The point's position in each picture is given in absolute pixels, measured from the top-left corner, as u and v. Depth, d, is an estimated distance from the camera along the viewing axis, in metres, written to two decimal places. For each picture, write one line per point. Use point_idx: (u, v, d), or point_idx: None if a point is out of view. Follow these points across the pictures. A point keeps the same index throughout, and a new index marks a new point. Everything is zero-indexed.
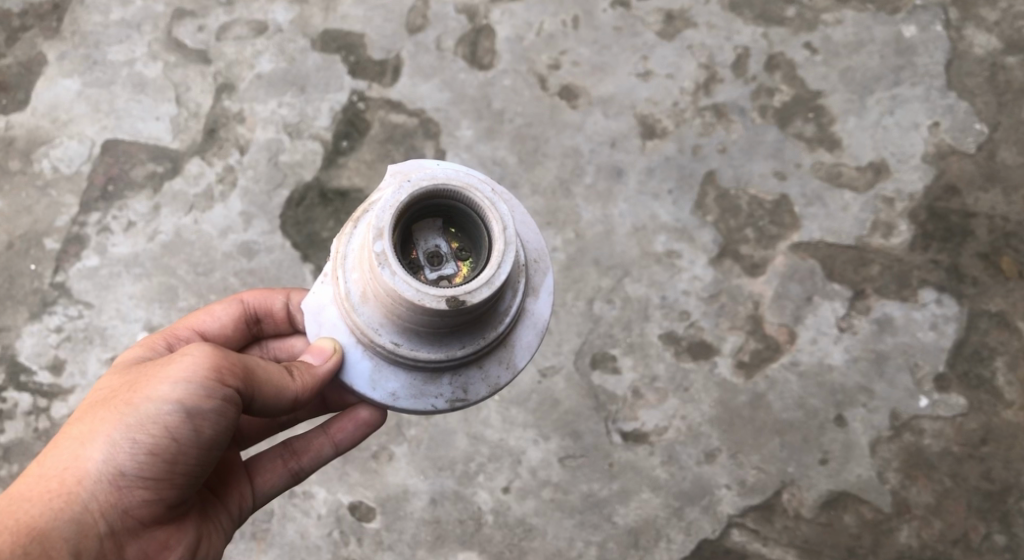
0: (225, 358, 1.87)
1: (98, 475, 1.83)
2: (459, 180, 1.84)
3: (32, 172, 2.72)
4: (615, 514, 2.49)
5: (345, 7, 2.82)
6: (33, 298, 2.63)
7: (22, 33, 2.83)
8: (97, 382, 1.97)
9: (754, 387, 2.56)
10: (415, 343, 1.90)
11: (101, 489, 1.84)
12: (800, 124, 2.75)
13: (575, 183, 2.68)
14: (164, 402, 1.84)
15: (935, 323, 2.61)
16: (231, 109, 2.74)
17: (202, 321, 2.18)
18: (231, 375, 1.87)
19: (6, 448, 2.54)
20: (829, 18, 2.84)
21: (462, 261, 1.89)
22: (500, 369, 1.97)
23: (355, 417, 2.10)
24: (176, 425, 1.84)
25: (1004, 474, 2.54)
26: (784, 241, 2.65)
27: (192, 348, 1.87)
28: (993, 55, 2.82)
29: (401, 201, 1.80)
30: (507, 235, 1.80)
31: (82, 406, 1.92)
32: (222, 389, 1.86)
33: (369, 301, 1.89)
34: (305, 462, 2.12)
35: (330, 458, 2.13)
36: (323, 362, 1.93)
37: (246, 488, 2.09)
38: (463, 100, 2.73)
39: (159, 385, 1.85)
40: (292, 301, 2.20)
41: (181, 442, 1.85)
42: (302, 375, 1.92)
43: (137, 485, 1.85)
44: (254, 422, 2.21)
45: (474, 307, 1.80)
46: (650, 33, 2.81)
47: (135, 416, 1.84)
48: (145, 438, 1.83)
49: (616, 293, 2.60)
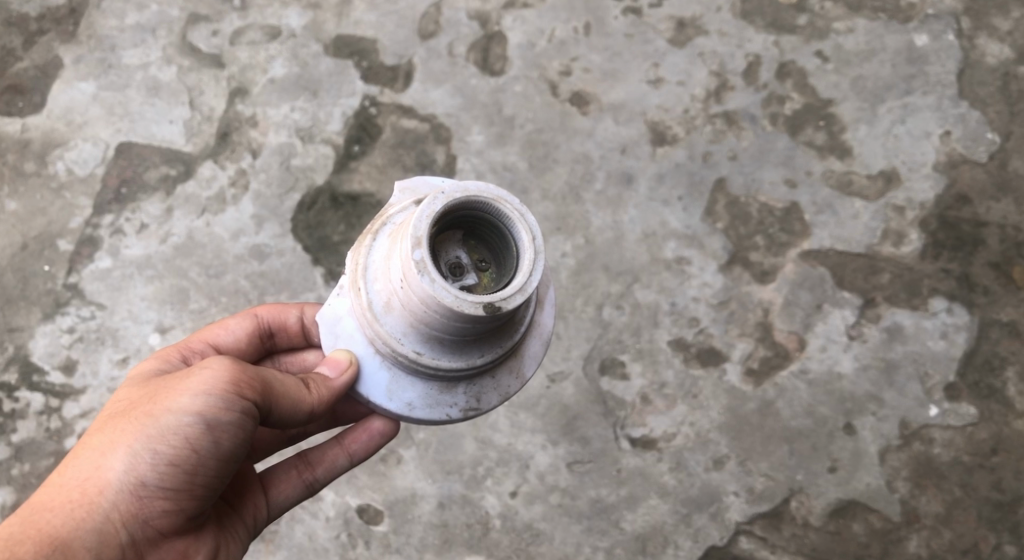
0: (243, 372, 1.89)
1: (119, 486, 1.84)
2: (489, 192, 1.83)
3: (46, 174, 2.74)
4: (622, 520, 2.49)
5: (358, 12, 2.84)
6: (47, 298, 2.65)
7: (39, 36, 2.85)
8: (114, 394, 1.98)
9: (763, 394, 2.56)
10: (437, 352, 1.90)
11: (122, 500, 1.84)
12: (811, 132, 2.75)
13: (585, 189, 2.69)
14: (184, 414, 1.85)
15: (945, 332, 2.61)
16: (244, 113, 2.76)
17: (216, 335, 2.18)
18: (249, 389, 1.88)
19: (18, 447, 2.56)
20: (841, 27, 2.84)
21: (482, 272, 1.90)
22: (509, 378, 2.00)
23: (369, 428, 2.11)
24: (196, 437, 1.85)
25: (1015, 484, 2.54)
26: (794, 248, 2.65)
27: (212, 361, 1.89)
28: (1006, 65, 2.81)
29: (436, 211, 1.80)
30: (536, 245, 1.80)
31: (99, 417, 1.93)
32: (240, 401, 1.87)
33: (392, 311, 1.89)
34: (319, 473, 2.14)
35: (345, 469, 2.15)
36: (338, 376, 1.93)
37: (260, 499, 2.10)
38: (474, 106, 2.75)
39: (178, 397, 1.86)
40: (306, 315, 2.23)
41: (200, 454, 1.86)
42: (318, 388, 1.93)
43: (157, 495, 1.86)
44: (266, 434, 2.23)
45: (507, 313, 1.80)
46: (661, 40, 2.82)
47: (155, 427, 1.85)
48: (165, 449, 1.84)
49: (625, 299, 2.61)
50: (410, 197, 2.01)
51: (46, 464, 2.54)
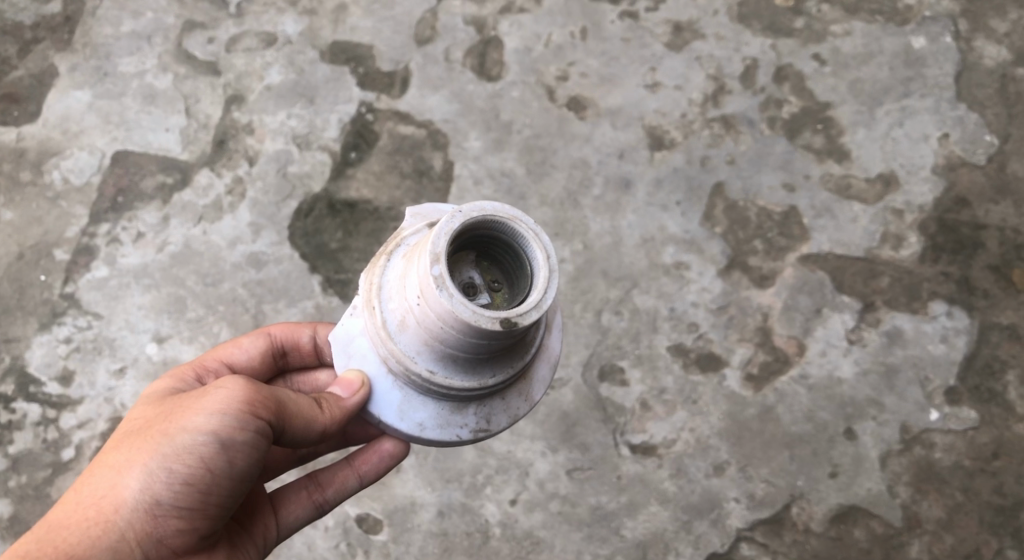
0: (259, 392, 1.88)
1: (134, 505, 1.83)
2: (504, 211, 1.82)
3: (42, 183, 2.73)
4: (623, 527, 2.48)
5: (354, 18, 2.84)
6: (43, 309, 2.63)
7: (34, 44, 2.85)
8: (129, 412, 1.96)
9: (763, 399, 2.55)
10: (450, 371, 1.88)
11: (137, 518, 1.83)
12: (809, 135, 2.74)
13: (583, 194, 2.68)
14: (199, 434, 1.84)
15: (945, 336, 2.60)
16: (240, 120, 2.75)
17: (230, 353, 2.17)
18: (264, 408, 1.87)
19: (15, 458, 2.54)
20: (838, 30, 2.85)
21: (495, 292, 1.89)
22: (519, 400, 1.99)
23: (380, 450, 2.09)
24: (211, 456, 1.84)
25: (1016, 488, 2.52)
26: (793, 253, 2.64)
27: (227, 381, 1.88)
28: (1004, 67, 2.81)
29: (454, 228, 1.79)
30: (551, 264, 1.80)
31: (116, 435, 1.92)
32: (255, 421, 1.86)
33: (406, 329, 1.87)
34: (330, 494, 2.12)
35: (355, 491, 2.13)
36: (350, 397, 1.92)
37: (271, 520, 2.09)
38: (471, 112, 2.74)
39: (193, 416, 1.85)
40: (318, 335, 2.22)
41: (215, 473, 1.85)
42: (330, 408, 1.92)
43: (171, 514, 1.84)
44: (277, 454, 2.21)
45: (523, 330, 1.79)
46: (658, 44, 2.81)
47: (170, 446, 1.84)
48: (180, 468, 1.83)
49: (624, 305, 2.60)
50: (422, 220, 2.00)
51: (42, 476, 2.52)
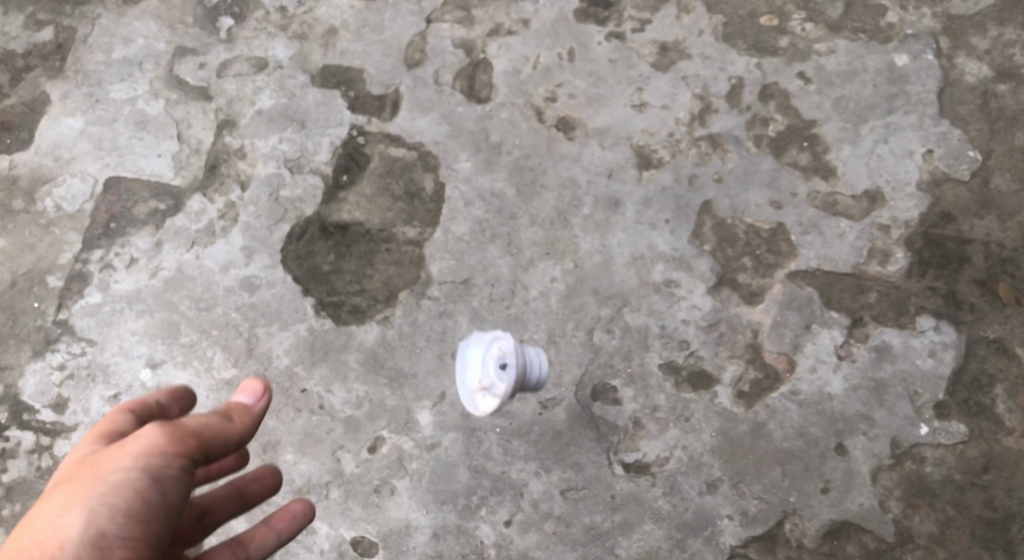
0: (177, 430, 1.98)
1: (77, 543, 1.86)
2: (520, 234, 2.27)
3: (35, 211, 2.76)
4: (617, 546, 2.49)
5: (342, 43, 2.87)
6: (36, 336, 2.64)
7: (26, 72, 2.91)
8: (61, 466, 2.03)
9: (754, 416, 2.56)
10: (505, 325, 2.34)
11: (82, 553, 1.85)
12: (795, 153, 2.77)
13: (573, 214, 2.71)
14: (130, 471, 1.91)
15: (933, 350, 2.59)
16: (232, 145, 2.77)
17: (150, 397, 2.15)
18: (186, 446, 1.97)
19: (9, 486, 2.55)
20: (821, 48, 2.87)
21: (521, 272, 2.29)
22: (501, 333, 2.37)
23: (292, 508, 2.24)
24: (144, 488, 1.91)
25: (1007, 502, 2.50)
26: (782, 269, 2.67)
27: (149, 427, 1.96)
28: (985, 83, 2.83)
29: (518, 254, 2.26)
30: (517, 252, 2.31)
31: (45, 493, 1.98)
32: (179, 459, 1.95)
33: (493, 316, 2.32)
34: (251, 549, 2.20)
35: (274, 546, 2.22)
36: (254, 402, 2.15)
37: None
38: (461, 133, 2.77)
39: (119, 458, 1.92)
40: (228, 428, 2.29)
41: (151, 504, 1.92)
42: (238, 417, 2.09)
43: (118, 548, 1.87)
44: (190, 525, 2.21)
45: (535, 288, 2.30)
46: (645, 65, 2.85)
47: (106, 485, 1.90)
48: (118, 501, 1.89)
49: (615, 323, 2.62)
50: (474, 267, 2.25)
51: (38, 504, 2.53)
